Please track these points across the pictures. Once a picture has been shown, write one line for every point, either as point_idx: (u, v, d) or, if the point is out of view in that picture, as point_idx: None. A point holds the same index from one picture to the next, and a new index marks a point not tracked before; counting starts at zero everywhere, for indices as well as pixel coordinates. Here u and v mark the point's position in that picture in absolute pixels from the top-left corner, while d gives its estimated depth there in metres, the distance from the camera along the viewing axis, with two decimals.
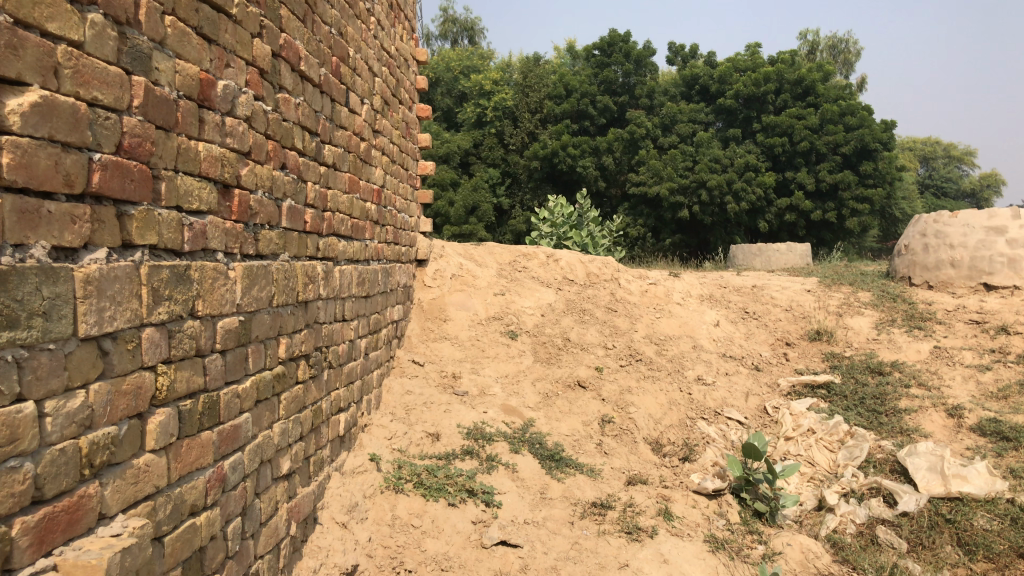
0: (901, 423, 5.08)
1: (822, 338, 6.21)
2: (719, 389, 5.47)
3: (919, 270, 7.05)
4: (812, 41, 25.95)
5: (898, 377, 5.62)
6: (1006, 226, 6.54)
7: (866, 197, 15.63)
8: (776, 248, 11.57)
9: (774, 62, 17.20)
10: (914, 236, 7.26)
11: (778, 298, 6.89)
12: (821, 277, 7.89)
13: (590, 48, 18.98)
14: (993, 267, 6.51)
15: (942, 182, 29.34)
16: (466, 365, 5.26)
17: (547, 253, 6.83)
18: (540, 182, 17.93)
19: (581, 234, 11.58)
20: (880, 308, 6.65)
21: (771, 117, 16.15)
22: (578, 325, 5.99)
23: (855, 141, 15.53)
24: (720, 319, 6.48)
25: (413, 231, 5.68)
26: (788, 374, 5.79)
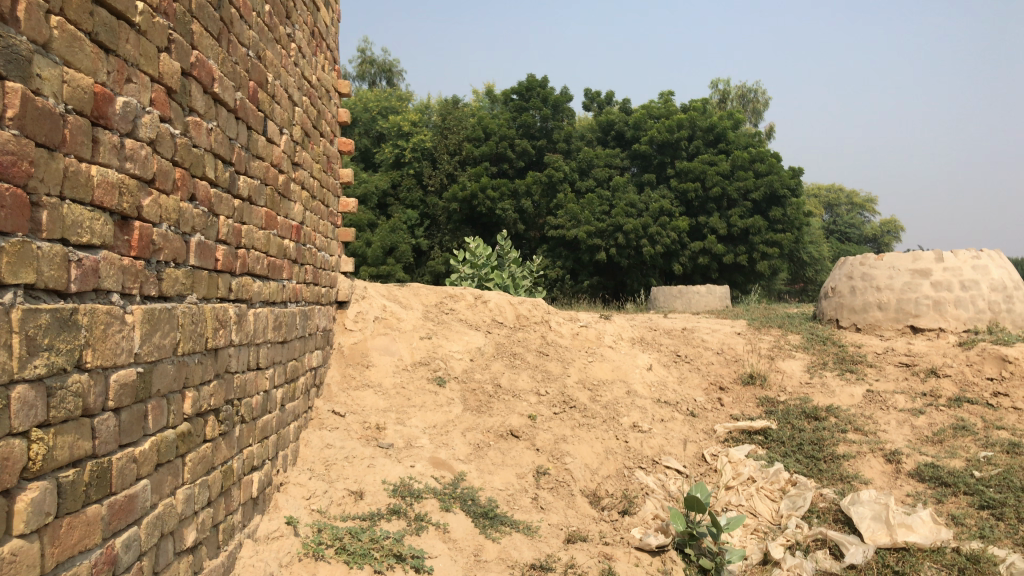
0: (841, 470, 4.97)
1: (755, 382, 6.10)
2: (656, 436, 5.28)
3: (847, 312, 7.06)
4: (722, 90, 26.71)
5: (834, 422, 5.54)
6: (930, 269, 6.64)
7: (776, 241, 15.88)
8: (697, 291, 11.59)
9: (687, 110, 17.53)
10: (840, 278, 7.28)
11: (708, 341, 6.78)
12: (749, 320, 7.83)
13: (509, 92, 19.02)
14: (920, 309, 6.56)
15: (845, 227, 30.33)
16: (391, 415, 4.92)
17: (474, 295, 6.56)
18: (459, 224, 17.73)
19: (502, 276, 11.39)
20: (810, 351, 6.60)
21: (685, 163, 16.38)
22: (508, 370, 5.73)
23: (764, 186, 15.87)
24: (652, 363, 6.32)
25: (334, 271, 5.35)
26: (724, 419, 5.64)
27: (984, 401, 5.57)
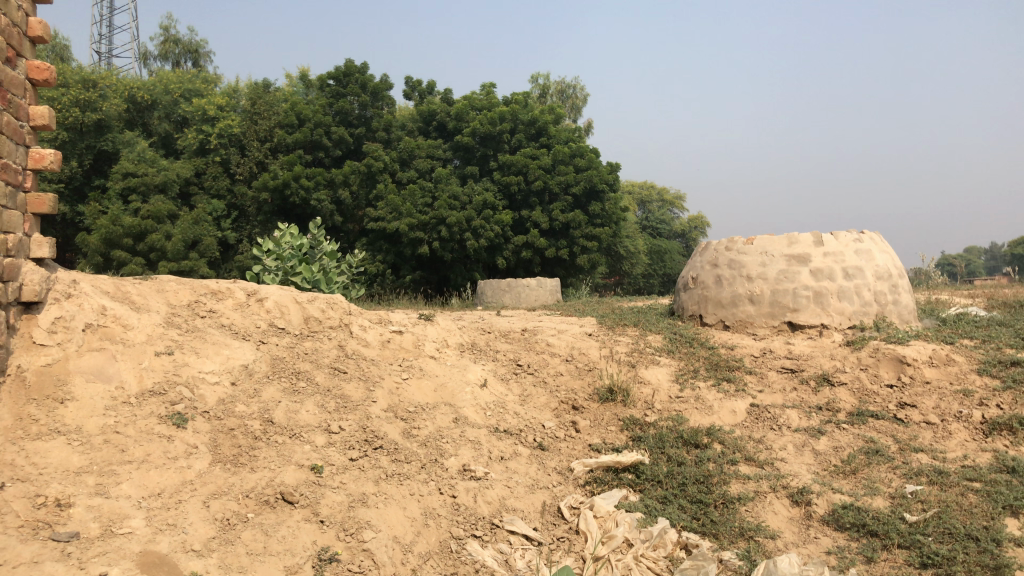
0: (740, 521, 3.69)
1: (616, 399, 4.73)
2: (495, 486, 3.80)
3: (712, 306, 5.85)
4: (544, 84, 25.71)
5: (719, 450, 4.26)
6: (809, 255, 5.55)
7: (594, 235, 15.04)
8: (526, 284, 10.28)
9: (508, 102, 16.24)
10: (703, 266, 6.08)
11: (555, 346, 5.37)
12: (599, 316, 6.51)
13: (325, 77, 16.96)
14: (798, 302, 5.47)
15: (658, 223, 30.14)
16: (90, 482, 3.13)
17: (248, 291, 4.82)
18: (270, 216, 15.60)
19: (312, 269, 9.52)
20: (676, 356, 5.32)
21: (506, 155, 14.97)
22: (288, 399, 4.04)
23: (584, 181, 14.87)
24: (486, 377, 4.83)
25: (8, 257, 3.49)
26: (581, 453, 4.26)
27: (889, 415, 4.53)
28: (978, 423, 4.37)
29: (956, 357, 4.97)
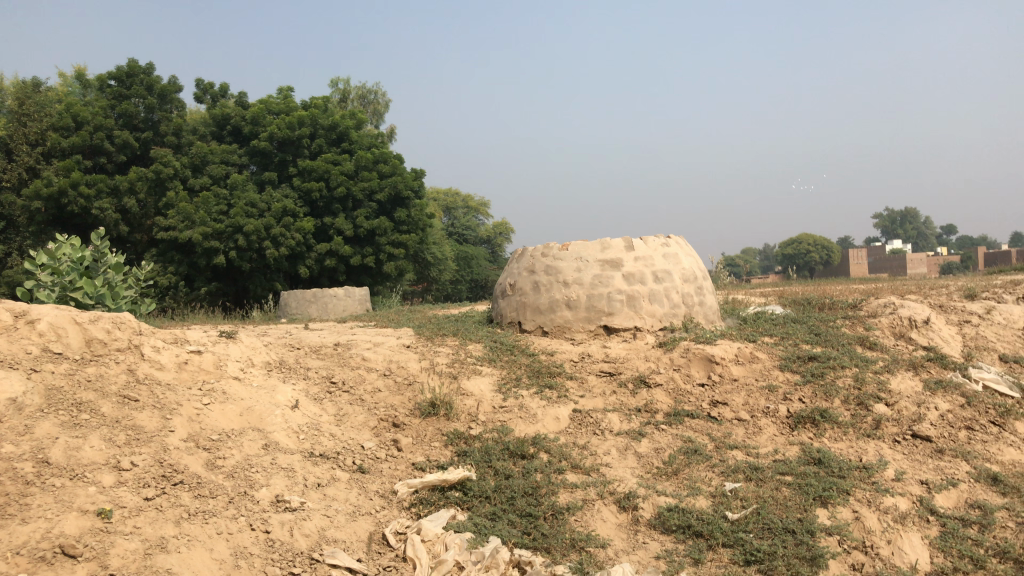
0: (571, 532, 3.60)
1: (438, 413, 4.53)
2: (313, 517, 3.50)
3: (530, 312, 5.77)
4: (344, 90, 25.17)
5: (546, 459, 4.15)
6: (621, 259, 5.61)
7: (401, 242, 14.84)
8: (334, 293, 9.90)
9: (307, 107, 15.65)
10: (520, 273, 5.99)
11: (371, 360, 5.10)
12: (415, 326, 6.30)
13: (105, 77, 15.62)
14: (612, 306, 5.50)
15: (463, 229, 30.15)
16: None
17: (16, 312, 4.19)
18: (43, 227, 14.08)
19: (96, 284, 8.63)
20: (498, 364, 5.16)
21: (306, 161, 14.38)
22: (66, 435, 3.51)
23: (388, 188, 14.62)
24: (299, 398, 4.49)
25: None
26: (404, 474, 4.03)
27: (705, 414, 4.63)
28: (784, 417, 4.56)
29: (760, 354, 5.19)
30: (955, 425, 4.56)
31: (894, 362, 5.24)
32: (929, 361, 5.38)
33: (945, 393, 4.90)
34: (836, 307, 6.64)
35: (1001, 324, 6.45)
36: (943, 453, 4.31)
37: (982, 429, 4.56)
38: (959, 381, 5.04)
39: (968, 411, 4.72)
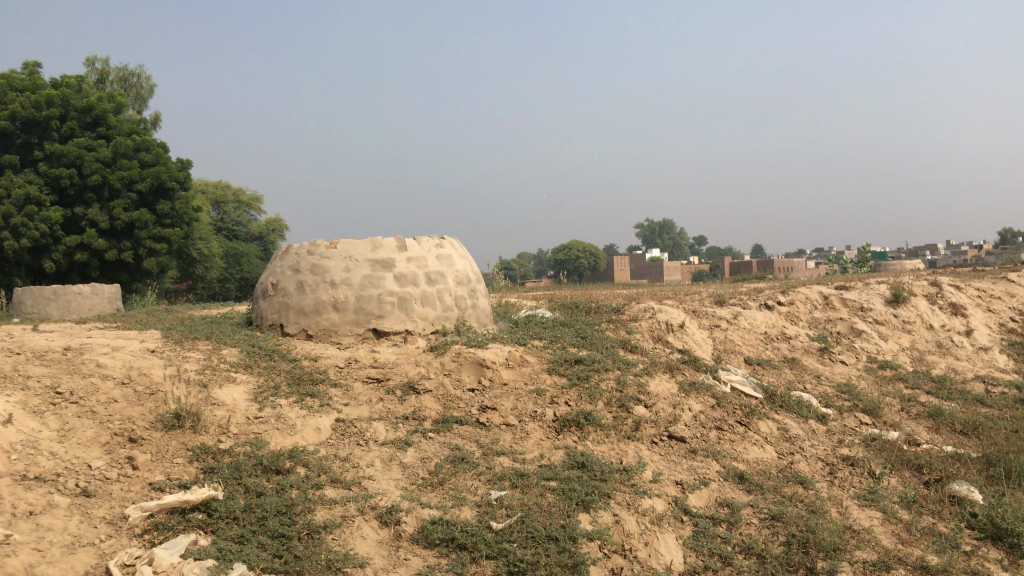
0: (327, 552, 3.34)
1: (183, 426, 4.03)
2: (19, 552, 3.00)
3: (294, 315, 5.29)
4: (102, 68, 23.02)
5: (303, 474, 3.80)
6: (392, 259, 5.36)
7: (163, 237, 13.75)
8: (78, 291, 8.91)
9: (56, 86, 13.90)
10: (283, 271, 5.48)
11: (108, 365, 4.42)
12: (164, 329, 5.71)
13: None
14: (383, 309, 5.23)
15: (234, 224, 28.52)
16: None
17: None
18: None
19: None
20: (255, 371, 4.70)
21: (55, 145, 12.81)
22: None
23: (151, 178, 13.43)
24: (14, 410, 3.86)
25: None
26: (138, 496, 3.57)
27: (473, 420, 4.50)
28: (551, 421, 4.54)
29: (529, 358, 5.18)
30: (707, 426, 4.77)
31: (653, 365, 5.42)
32: (684, 364, 5.64)
33: (698, 394, 5.12)
34: (601, 311, 6.82)
35: (746, 329, 6.93)
36: (696, 453, 4.47)
37: (729, 429, 4.80)
38: (711, 382, 5.30)
39: (718, 412, 4.96)
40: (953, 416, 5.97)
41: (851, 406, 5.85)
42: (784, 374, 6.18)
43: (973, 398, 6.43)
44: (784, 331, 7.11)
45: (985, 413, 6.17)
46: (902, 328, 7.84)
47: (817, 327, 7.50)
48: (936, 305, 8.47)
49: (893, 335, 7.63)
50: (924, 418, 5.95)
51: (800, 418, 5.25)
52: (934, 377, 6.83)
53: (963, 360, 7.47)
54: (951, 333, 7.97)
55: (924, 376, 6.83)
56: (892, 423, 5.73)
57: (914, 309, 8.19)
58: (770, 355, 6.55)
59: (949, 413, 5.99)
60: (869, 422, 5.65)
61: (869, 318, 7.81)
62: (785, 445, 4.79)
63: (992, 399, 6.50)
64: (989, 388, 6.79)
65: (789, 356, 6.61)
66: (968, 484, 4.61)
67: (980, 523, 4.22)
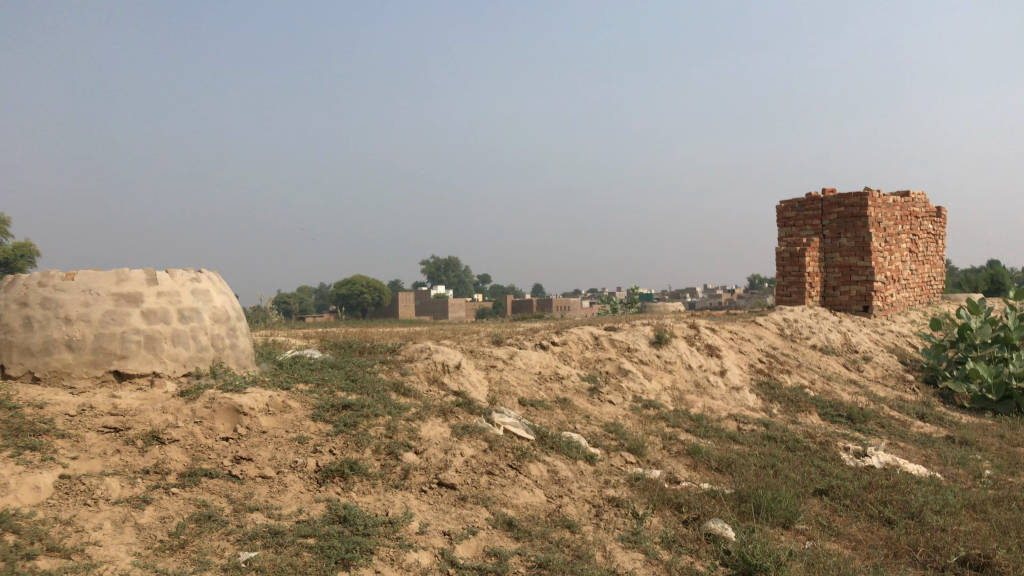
0: None
1: None
2: None
3: (16, 354, 4.60)
4: None
5: (11, 543, 3.24)
6: (140, 294, 4.85)
7: None
8: None
9: None
10: (4, 304, 4.75)
11: None
12: None
13: None
14: (126, 348, 4.70)
15: None
16: None
17: None
18: None
19: None
20: None
21: None
22: None
23: None
24: None
25: None
26: None
27: (225, 473, 4.10)
28: (312, 472, 4.23)
29: (292, 404, 4.85)
30: (478, 471, 4.62)
31: (425, 409, 5.24)
32: (457, 406, 5.51)
33: (469, 438, 4.98)
34: (375, 352, 6.58)
35: (520, 369, 6.97)
36: (466, 500, 4.31)
37: (500, 472, 4.68)
38: (483, 425, 5.19)
39: (490, 455, 4.83)
40: (709, 453, 6.27)
41: (618, 445, 5.98)
42: (555, 415, 6.23)
43: (726, 436, 6.82)
44: (557, 371, 7.22)
45: (736, 449, 6.55)
46: (665, 368, 8.23)
47: (588, 367, 7.68)
48: (695, 346, 8.98)
49: (656, 375, 7.98)
50: (684, 456, 6.21)
51: (569, 460, 5.27)
52: (693, 415, 7.18)
53: (717, 399, 7.92)
54: (708, 372, 8.46)
55: (684, 415, 7.16)
56: (655, 461, 5.92)
57: (675, 349, 8.63)
58: (543, 396, 6.60)
59: (706, 450, 6.29)
60: (633, 461, 5.80)
61: (635, 359, 8.12)
62: (554, 488, 4.75)
63: (742, 436, 6.93)
64: (740, 426, 7.24)
65: (561, 397, 6.69)
66: (722, 521, 4.81)
67: (733, 559, 4.39)
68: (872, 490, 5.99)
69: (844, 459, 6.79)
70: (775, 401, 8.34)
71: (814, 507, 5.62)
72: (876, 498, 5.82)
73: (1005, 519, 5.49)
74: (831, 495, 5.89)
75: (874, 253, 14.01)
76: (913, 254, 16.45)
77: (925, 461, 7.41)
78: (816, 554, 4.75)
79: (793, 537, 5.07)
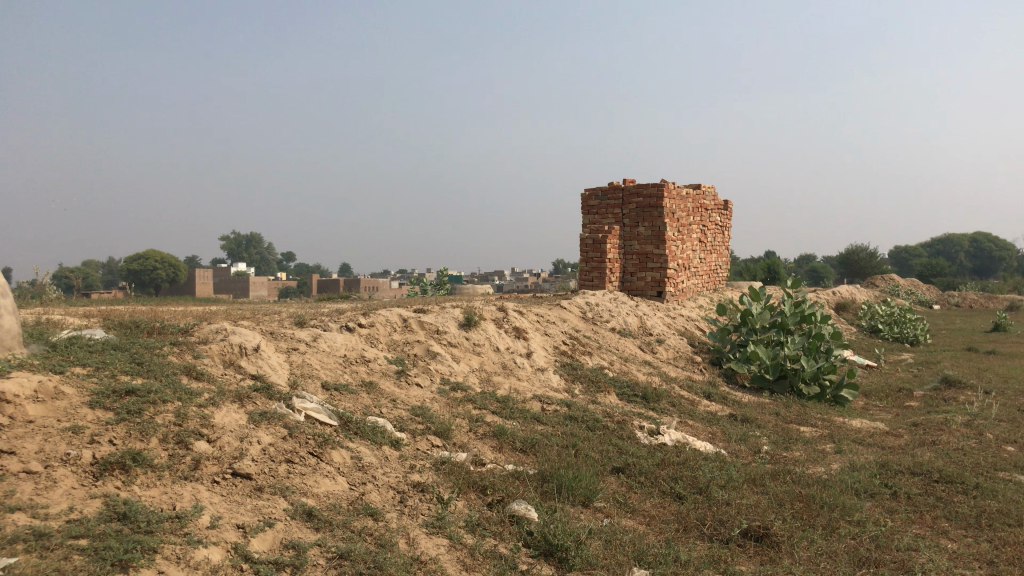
0: None
1: None
2: None
3: None
4: None
5: None
6: None
7: None
8: None
9: None
10: None
11: None
12: None
13: None
14: None
15: None
16: None
17: None
18: None
19: None
20: None
21: None
22: None
23: None
24: None
25: None
26: None
27: None
28: (88, 465, 3.84)
29: (65, 390, 4.39)
30: (276, 459, 4.36)
31: (218, 394, 4.90)
32: (255, 391, 5.21)
33: (268, 424, 4.70)
34: (165, 333, 6.12)
35: (324, 352, 6.72)
36: (262, 490, 4.06)
37: (300, 460, 4.44)
38: (282, 411, 4.93)
39: (289, 443, 4.57)
40: (514, 434, 6.34)
41: (423, 429, 5.90)
42: (360, 399, 6.06)
43: (530, 416, 6.92)
44: (363, 354, 7.04)
45: (540, 430, 6.67)
46: (472, 350, 8.24)
47: (394, 349, 7.55)
48: (502, 328, 9.07)
49: (464, 357, 7.98)
50: (489, 438, 6.23)
51: (373, 445, 5.12)
52: (499, 397, 7.23)
53: (522, 381, 8.04)
54: (514, 354, 8.57)
55: (490, 397, 7.19)
56: (461, 444, 5.91)
57: (483, 332, 8.67)
58: (347, 379, 6.40)
59: (511, 432, 6.35)
60: (439, 444, 5.75)
61: (443, 341, 8.08)
62: (357, 475, 4.58)
63: (546, 417, 7.07)
64: (544, 406, 7.38)
65: (366, 380, 6.52)
66: (525, 503, 4.86)
67: (535, 540, 4.44)
68: (664, 467, 6.29)
69: (639, 437, 7.08)
70: (577, 382, 8.59)
71: (612, 486, 5.81)
72: (668, 474, 6.11)
73: (780, 491, 5.93)
74: (627, 473, 6.12)
75: (669, 242, 14.79)
76: (703, 244, 17.54)
77: (711, 437, 7.89)
78: (613, 531, 4.91)
79: (592, 515, 5.21)
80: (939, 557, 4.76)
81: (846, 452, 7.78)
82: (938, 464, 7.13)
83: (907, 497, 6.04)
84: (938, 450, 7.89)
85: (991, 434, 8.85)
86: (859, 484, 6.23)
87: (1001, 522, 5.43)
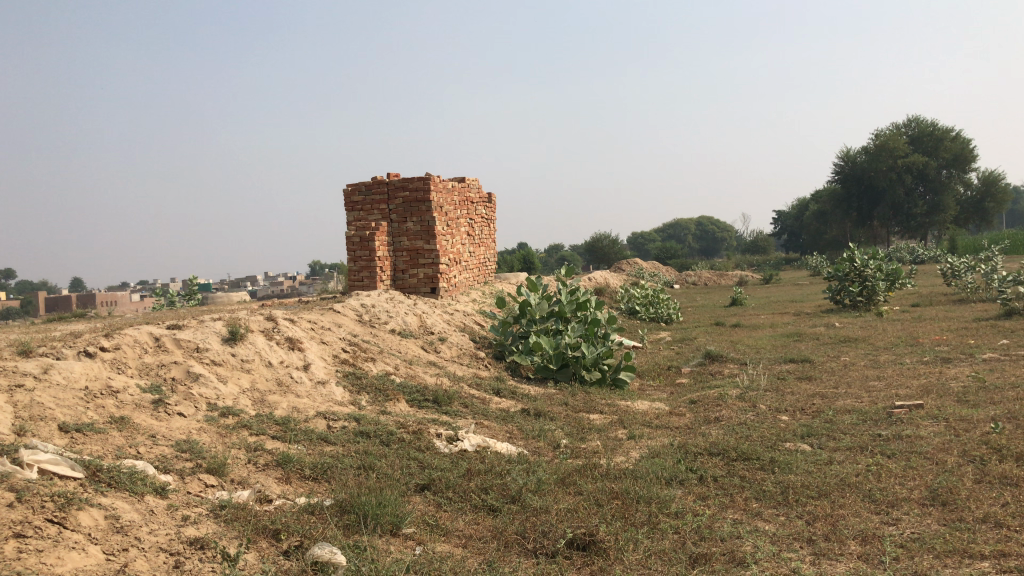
0: None
1: None
2: None
3: None
4: None
5: None
6: None
7: None
8: None
9: None
10: None
11: None
12: None
13: None
14: None
15: None
16: None
17: None
18: None
19: None
20: None
21: None
22: None
23: None
24: None
25: None
26: None
27: None
28: None
29: None
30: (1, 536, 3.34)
31: None
32: None
33: None
34: None
35: (59, 386, 5.56)
36: None
37: (35, 533, 3.44)
38: (5, 470, 3.85)
39: (18, 511, 3.54)
40: (301, 461, 5.56)
41: (194, 467, 4.99)
42: (110, 440, 5.01)
43: (316, 438, 6.16)
44: (109, 384, 5.91)
45: (330, 452, 5.94)
46: (242, 367, 7.29)
47: (148, 375, 6.45)
48: (273, 340, 8.15)
49: (232, 377, 7.02)
50: (272, 469, 5.41)
51: (133, 497, 4.18)
52: (278, 419, 6.38)
53: (302, 397, 7.22)
54: (290, 369, 7.72)
55: (267, 421, 6.32)
56: (240, 480, 5.05)
57: (252, 346, 7.73)
58: (91, 417, 5.30)
59: (297, 458, 5.57)
60: (214, 483, 4.88)
61: (205, 360, 7.06)
62: (116, 540, 3.66)
63: (334, 436, 6.34)
64: (331, 424, 6.64)
65: (116, 416, 5.45)
66: (329, 544, 4.16)
67: None
68: (471, 478, 5.80)
69: (439, 446, 6.55)
70: (363, 392, 7.89)
71: (419, 507, 5.21)
72: (477, 486, 5.62)
73: (594, 490, 5.63)
74: (433, 489, 5.56)
75: (439, 237, 14.39)
76: (471, 237, 17.33)
77: (509, 437, 7.53)
78: (430, 559, 4.33)
79: (403, 545, 4.60)
80: (764, 542, 4.65)
81: (640, 437, 7.72)
82: (728, 441, 7.23)
83: (714, 481, 6.01)
84: (723, 427, 8.05)
85: (763, 405, 9.25)
86: (666, 473, 6.11)
87: (805, 496, 5.53)
